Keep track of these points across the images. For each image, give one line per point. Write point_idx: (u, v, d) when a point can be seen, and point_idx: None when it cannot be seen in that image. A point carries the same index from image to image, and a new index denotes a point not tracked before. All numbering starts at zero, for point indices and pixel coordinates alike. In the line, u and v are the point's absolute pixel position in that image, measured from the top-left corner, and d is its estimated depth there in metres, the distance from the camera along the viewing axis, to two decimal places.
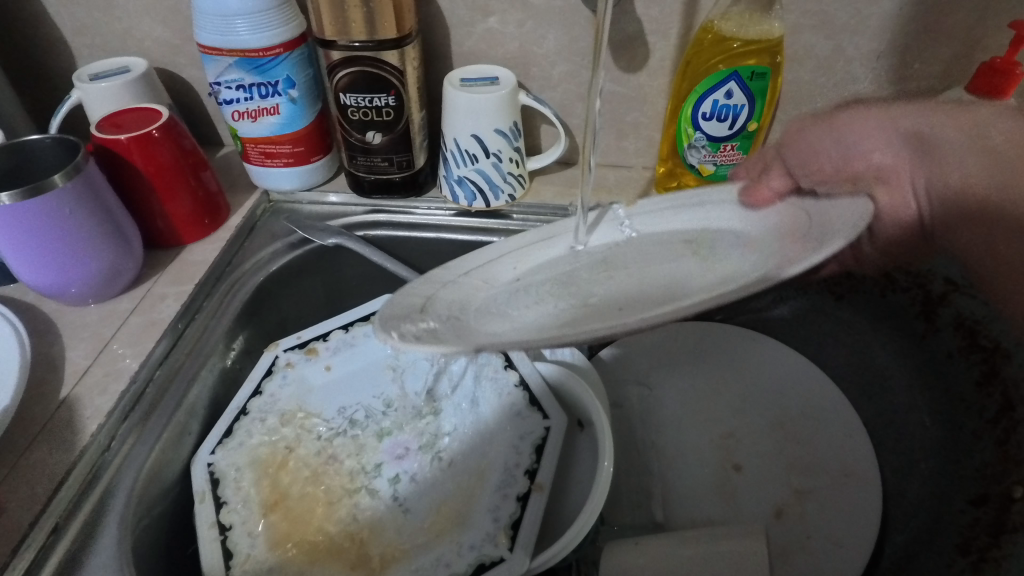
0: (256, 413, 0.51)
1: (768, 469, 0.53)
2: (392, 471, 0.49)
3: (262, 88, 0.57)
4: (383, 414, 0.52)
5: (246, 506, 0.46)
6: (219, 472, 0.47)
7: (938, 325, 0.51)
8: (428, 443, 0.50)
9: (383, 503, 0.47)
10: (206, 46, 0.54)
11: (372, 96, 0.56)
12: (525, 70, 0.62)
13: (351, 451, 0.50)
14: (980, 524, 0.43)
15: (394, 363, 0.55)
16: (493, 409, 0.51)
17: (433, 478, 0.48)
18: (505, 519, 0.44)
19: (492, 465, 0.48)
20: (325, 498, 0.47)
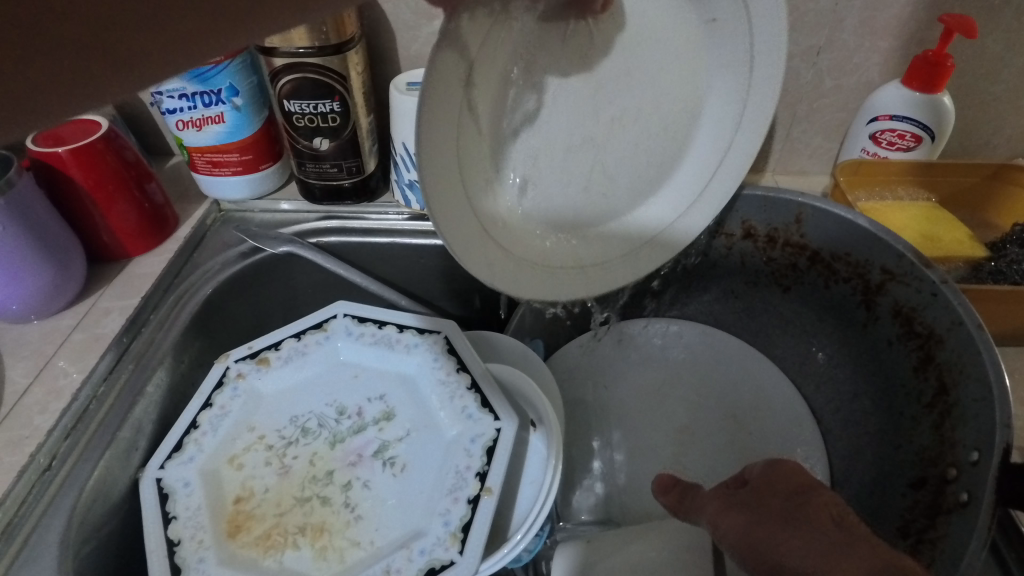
0: (206, 426, 0.51)
1: (720, 460, 0.54)
2: (346, 477, 0.49)
3: (205, 97, 0.56)
4: (336, 422, 0.52)
5: (196, 521, 0.45)
6: (168, 487, 0.47)
7: (877, 314, 0.50)
8: (381, 449, 0.50)
9: (338, 511, 0.47)
10: None
11: (317, 102, 0.56)
12: None
13: (303, 462, 0.50)
14: (918, 506, 0.43)
15: (348, 368, 0.55)
16: (445, 412, 0.51)
17: (386, 483, 0.48)
18: (455, 523, 0.44)
19: (443, 471, 0.47)
20: (277, 510, 0.47)
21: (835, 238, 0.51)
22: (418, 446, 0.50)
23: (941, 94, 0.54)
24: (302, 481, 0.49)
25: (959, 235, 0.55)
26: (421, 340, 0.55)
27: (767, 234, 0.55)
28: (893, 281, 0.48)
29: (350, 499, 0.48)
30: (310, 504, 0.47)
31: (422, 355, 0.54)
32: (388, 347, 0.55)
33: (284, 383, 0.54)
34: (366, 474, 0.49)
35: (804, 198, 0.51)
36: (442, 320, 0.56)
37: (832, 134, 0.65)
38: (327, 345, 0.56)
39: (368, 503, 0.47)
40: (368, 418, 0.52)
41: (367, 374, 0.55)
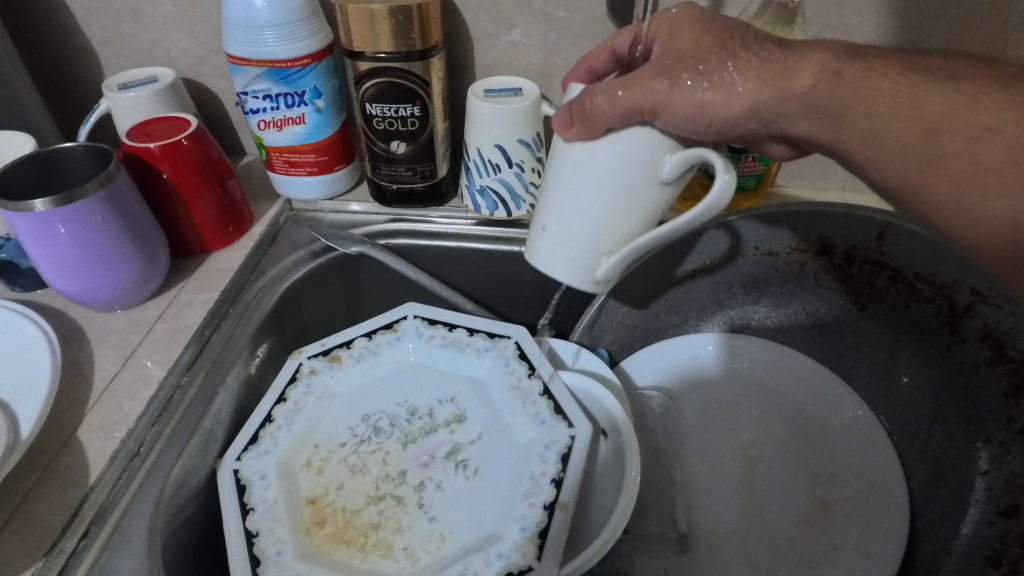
0: (281, 421, 0.51)
1: (788, 479, 0.53)
2: (418, 478, 0.49)
3: (289, 98, 0.58)
4: (408, 422, 0.52)
5: (272, 515, 0.45)
6: (244, 479, 0.47)
7: (963, 337, 0.49)
8: (453, 451, 0.50)
9: (413, 513, 0.47)
10: (235, 57, 0.55)
11: (399, 105, 0.57)
12: (546, 80, 0.63)
13: (377, 462, 0.50)
14: (1012, 536, 0.43)
15: (418, 370, 0.56)
16: (516, 419, 0.51)
17: (459, 484, 0.48)
18: (532, 528, 0.44)
19: (519, 477, 0.47)
20: (351, 506, 0.47)
21: (918, 258, 0.50)
22: (490, 450, 0.50)
23: None
24: (376, 479, 0.49)
25: None
26: (491, 345, 0.55)
27: (844, 250, 0.54)
28: (984, 303, 0.47)
29: (424, 499, 0.48)
30: (384, 503, 0.47)
31: (492, 359, 0.55)
32: (458, 351, 0.56)
33: (357, 382, 0.55)
34: (439, 476, 0.49)
35: (887, 216, 0.51)
36: (513, 325, 0.56)
37: None
38: (398, 345, 0.57)
39: (444, 504, 0.47)
40: (439, 420, 0.52)
41: (439, 376, 0.55)
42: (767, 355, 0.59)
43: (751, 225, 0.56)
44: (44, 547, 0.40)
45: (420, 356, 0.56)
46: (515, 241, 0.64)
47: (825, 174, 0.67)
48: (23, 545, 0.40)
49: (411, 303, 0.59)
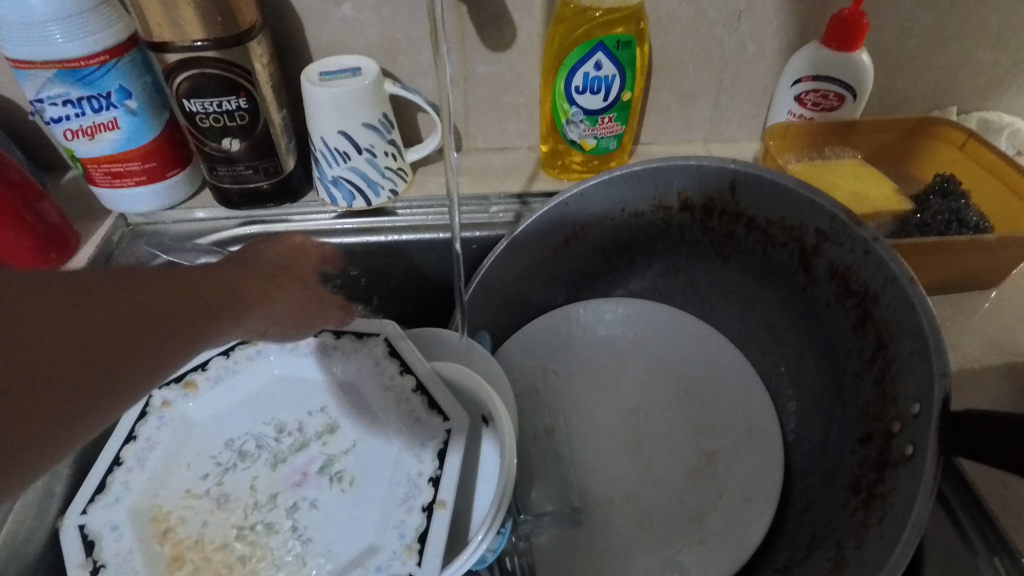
0: (131, 462, 0.46)
1: (674, 436, 0.54)
2: (290, 500, 0.46)
3: (94, 102, 0.51)
4: (276, 441, 0.49)
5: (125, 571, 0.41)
6: (92, 534, 0.42)
7: (814, 276, 0.50)
8: (327, 464, 0.48)
9: (288, 539, 0.44)
10: (15, 60, 0.48)
11: (221, 99, 0.51)
12: (389, 57, 0.59)
13: (245, 490, 0.47)
14: (866, 463, 0.43)
15: (284, 385, 0.52)
16: (391, 424, 0.48)
17: (333, 500, 0.46)
18: (411, 534, 0.41)
19: (395, 484, 0.45)
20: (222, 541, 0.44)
21: (767, 205, 0.51)
22: (366, 458, 0.48)
23: (858, 52, 0.55)
24: (243, 510, 0.46)
25: (884, 190, 0.56)
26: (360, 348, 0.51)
27: (703, 204, 0.54)
28: (827, 243, 0.48)
29: (298, 521, 0.45)
30: (254, 533, 0.44)
31: (362, 362, 0.51)
32: (326, 360, 0.52)
33: (215, 408, 0.51)
34: (313, 493, 0.47)
35: (736, 165, 0.51)
36: (380, 320, 0.52)
37: (758, 99, 0.65)
38: (262, 361, 0.52)
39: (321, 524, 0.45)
40: (310, 434, 0.50)
41: (306, 387, 0.52)
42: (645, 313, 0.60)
43: (613, 187, 0.55)
44: None
45: (287, 368, 0.52)
46: (381, 230, 0.61)
47: (686, 128, 0.67)
48: None
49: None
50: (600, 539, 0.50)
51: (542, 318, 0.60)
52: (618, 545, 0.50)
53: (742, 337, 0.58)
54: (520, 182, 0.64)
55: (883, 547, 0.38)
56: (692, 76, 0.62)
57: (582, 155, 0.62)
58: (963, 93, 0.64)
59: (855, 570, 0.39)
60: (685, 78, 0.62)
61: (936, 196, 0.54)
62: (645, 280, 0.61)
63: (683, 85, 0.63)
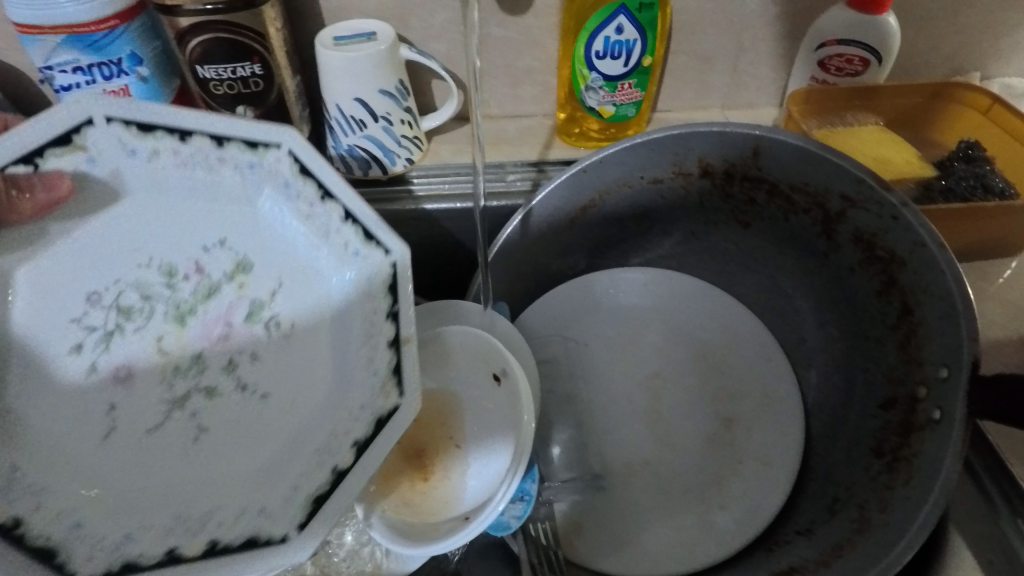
0: None
1: (692, 403, 0.54)
2: (224, 357, 0.45)
3: (104, 69, 0.50)
4: (169, 289, 0.45)
5: (49, 517, 0.35)
6: None
7: (838, 243, 0.50)
8: (254, 309, 0.45)
9: (235, 395, 0.43)
10: (22, 25, 0.46)
11: (235, 65, 0.50)
12: (402, 20, 0.57)
13: (149, 350, 0.44)
14: (891, 428, 0.44)
15: (163, 199, 0.43)
16: (326, 252, 0.43)
17: (263, 350, 0.45)
18: (382, 369, 0.39)
19: (353, 319, 0.42)
20: (163, 407, 0.43)
21: (791, 170, 0.50)
22: (295, 300, 0.45)
23: (886, 14, 0.53)
24: (161, 372, 0.44)
25: (907, 155, 0.55)
26: (259, 160, 0.41)
27: (723, 170, 0.53)
28: (853, 208, 0.47)
29: (264, 322, 0.45)
30: (193, 402, 0.43)
31: (260, 179, 0.42)
32: (223, 177, 0.42)
33: (55, 265, 0.41)
34: (249, 347, 0.45)
35: (760, 130, 0.50)
36: (278, 127, 0.40)
37: (778, 63, 0.63)
38: (117, 158, 0.40)
39: (268, 388, 0.44)
40: (217, 275, 0.46)
41: (178, 211, 0.44)
42: (663, 283, 0.59)
43: (632, 154, 0.54)
44: None
45: (162, 189, 0.42)
46: (395, 200, 0.60)
47: (702, 94, 0.66)
48: None
49: (83, 93, 0.37)
50: (621, 505, 0.51)
51: (559, 288, 0.59)
52: (638, 511, 0.50)
53: (760, 304, 0.58)
54: (535, 150, 0.63)
55: (911, 509, 0.39)
56: (712, 39, 0.61)
57: (599, 122, 0.61)
58: (988, 56, 0.63)
59: (879, 533, 0.40)
60: (705, 41, 0.61)
61: (959, 161, 0.54)
62: (661, 247, 0.61)
63: (701, 48, 0.62)
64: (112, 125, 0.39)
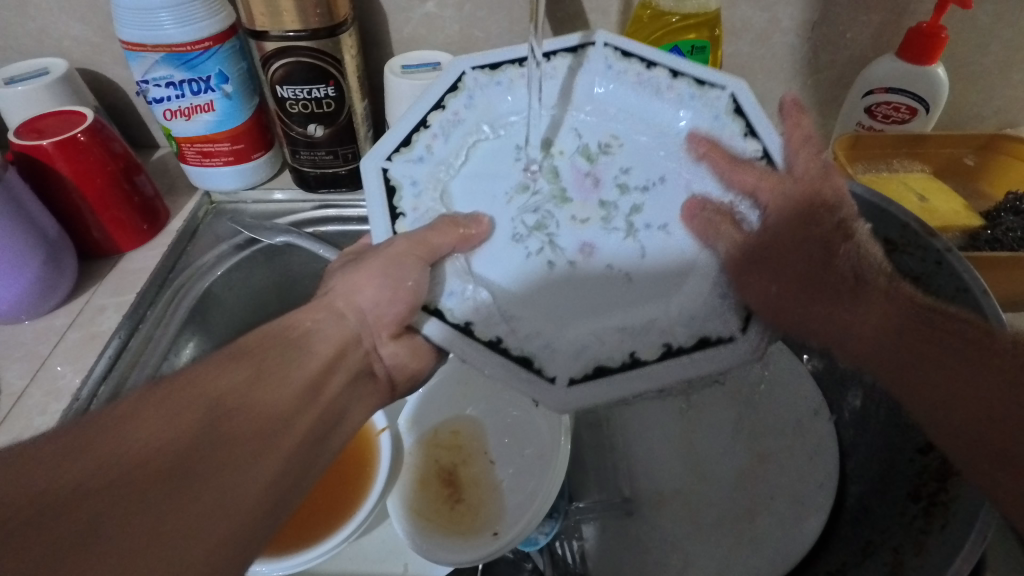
0: (494, 334, 0.38)
1: (727, 435, 0.54)
2: (611, 190, 0.46)
3: (194, 85, 0.55)
4: (587, 155, 0.48)
5: (567, 354, 0.39)
6: (485, 335, 0.38)
7: None
8: (585, 152, 0.48)
9: (603, 233, 0.45)
10: (129, 43, 0.51)
11: (311, 87, 0.54)
12: (465, 55, 0.61)
13: (594, 227, 0.45)
14: (928, 472, 0.43)
15: (540, 112, 0.49)
16: (620, 88, 0.48)
17: (631, 186, 0.46)
18: (723, 108, 0.44)
19: (632, 104, 0.48)
20: (522, 254, 0.44)
21: None
22: (631, 142, 0.48)
23: (932, 66, 0.55)
24: (604, 216, 0.45)
25: (953, 204, 0.56)
26: (559, 68, 0.48)
27: None
28: (896, 252, 0.49)
29: (634, 187, 0.46)
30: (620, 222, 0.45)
31: (482, 97, 0.48)
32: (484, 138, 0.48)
33: (498, 107, 0.48)
34: (618, 166, 0.47)
35: None
36: (449, 64, 0.47)
37: (826, 108, 0.65)
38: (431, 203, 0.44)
39: (628, 268, 0.43)
40: (592, 145, 0.48)
41: (532, 114, 0.48)
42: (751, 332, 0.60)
43: None
44: None
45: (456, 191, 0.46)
46: None
47: None
48: None
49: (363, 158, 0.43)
50: (648, 531, 0.51)
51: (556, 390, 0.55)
52: (660, 537, 0.51)
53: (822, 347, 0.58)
54: None
55: (947, 555, 0.37)
56: (761, 82, 0.63)
57: None
58: None
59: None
60: (754, 86, 0.63)
61: (1008, 213, 0.54)
62: None
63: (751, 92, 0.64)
64: (396, 162, 0.43)
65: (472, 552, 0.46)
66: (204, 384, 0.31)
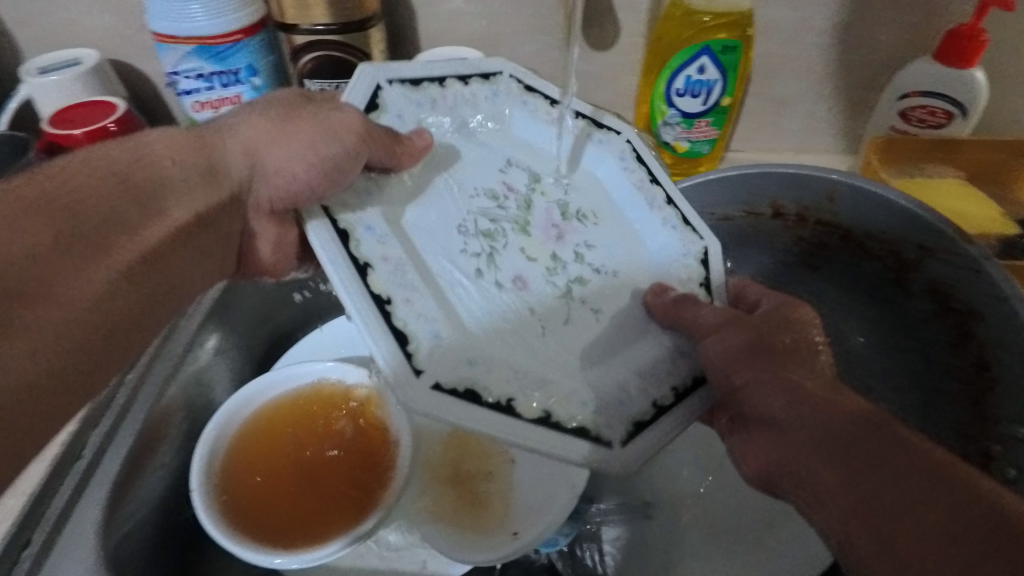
0: (394, 292, 0.36)
1: None
2: (569, 250, 0.44)
3: (223, 77, 0.55)
4: (502, 209, 0.44)
5: (449, 360, 0.36)
6: (406, 330, 0.35)
7: (911, 291, 0.52)
8: (564, 209, 0.46)
9: (542, 278, 0.43)
10: (161, 35, 0.52)
11: (339, 81, 0.55)
12: (491, 51, 0.61)
13: (523, 261, 0.43)
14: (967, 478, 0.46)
15: (528, 147, 0.48)
16: (606, 166, 0.47)
17: (587, 257, 0.44)
18: (677, 224, 0.44)
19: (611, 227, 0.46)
20: (475, 275, 0.41)
21: (869, 219, 0.51)
22: (583, 190, 0.47)
23: (971, 69, 0.53)
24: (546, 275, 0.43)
25: (989, 212, 0.55)
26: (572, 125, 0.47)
27: (797, 214, 0.56)
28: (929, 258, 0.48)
29: (592, 263, 0.44)
30: (575, 292, 0.43)
31: (504, 104, 0.47)
32: (460, 142, 0.45)
33: (493, 107, 0.46)
34: (582, 236, 0.45)
35: (838, 176, 0.51)
36: (493, 58, 0.47)
37: (855, 111, 0.63)
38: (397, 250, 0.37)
39: (587, 298, 0.43)
40: (522, 188, 0.46)
41: (509, 145, 0.47)
42: None
43: (705, 190, 0.56)
44: None
45: (410, 204, 0.42)
46: None
47: (776, 138, 0.67)
48: None
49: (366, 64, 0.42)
50: (669, 536, 0.50)
51: None
52: (681, 542, 0.50)
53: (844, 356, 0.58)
54: None
55: None
56: (790, 84, 0.62)
57: (672, 157, 0.63)
58: None
59: None
60: (783, 86, 0.62)
61: None
62: None
63: (778, 93, 0.63)
64: (394, 87, 0.43)
65: (487, 551, 0.46)
66: (74, 200, 0.32)
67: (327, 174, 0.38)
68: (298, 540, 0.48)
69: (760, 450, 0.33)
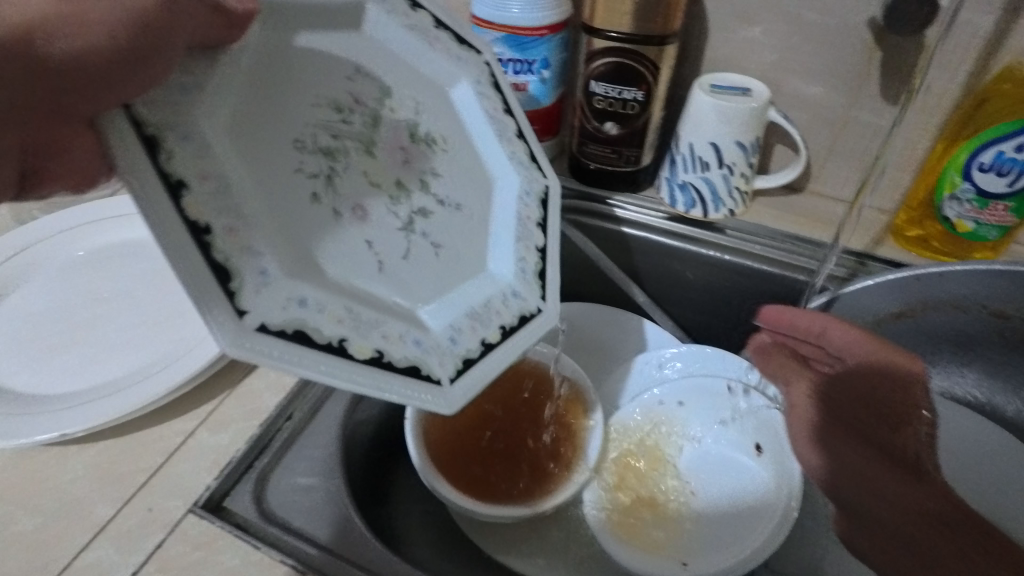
0: (257, 274, 0.31)
1: None
2: (415, 180, 0.41)
3: (518, 65, 0.60)
4: (346, 117, 0.40)
5: (357, 321, 0.33)
6: (278, 325, 0.31)
7: None
8: (412, 131, 0.42)
9: (387, 208, 0.39)
10: (479, 19, 0.58)
11: (623, 88, 0.57)
12: (775, 85, 0.59)
13: (366, 184, 0.39)
14: None
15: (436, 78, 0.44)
16: (443, 65, 0.44)
17: (430, 182, 0.41)
18: (524, 158, 0.45)
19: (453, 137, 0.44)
20: (307, 197, 0.36)
21: None
22: (446, 118, 0.44)
23: None
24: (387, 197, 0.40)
25: None
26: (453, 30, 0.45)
27: None
28: None
29: (435, 193, 0.41)
30: (418, 223, 0.40)
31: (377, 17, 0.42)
32: (385, 64, 0.42)
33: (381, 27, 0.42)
34: (427, 165, 0.42)
35: None
36: None
37: None
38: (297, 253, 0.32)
39: (439, 241, 0.40)
40: (404, 115, 0.42)
41: (398, 60, 0.43)
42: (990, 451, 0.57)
43: (987, 280, 0.53)
44: (258, 420, 0.47)
45: (249, 121, 0.35)
46: (704, 243, 0.62)
47: None
48: (245, 412, 0.47)
49: None
50: None
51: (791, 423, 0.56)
52: None
53: None
54: (860, 242, 0.61)
55: None
56: None
57: (948, 234, 0.57)
58: None
59: None
60: None
61: None
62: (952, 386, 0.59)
63: None
64: None
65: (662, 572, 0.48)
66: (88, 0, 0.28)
67: (139, 22, 0.29)
68: (508, 493, 0.52)
69: (848, 523, 0.48)
